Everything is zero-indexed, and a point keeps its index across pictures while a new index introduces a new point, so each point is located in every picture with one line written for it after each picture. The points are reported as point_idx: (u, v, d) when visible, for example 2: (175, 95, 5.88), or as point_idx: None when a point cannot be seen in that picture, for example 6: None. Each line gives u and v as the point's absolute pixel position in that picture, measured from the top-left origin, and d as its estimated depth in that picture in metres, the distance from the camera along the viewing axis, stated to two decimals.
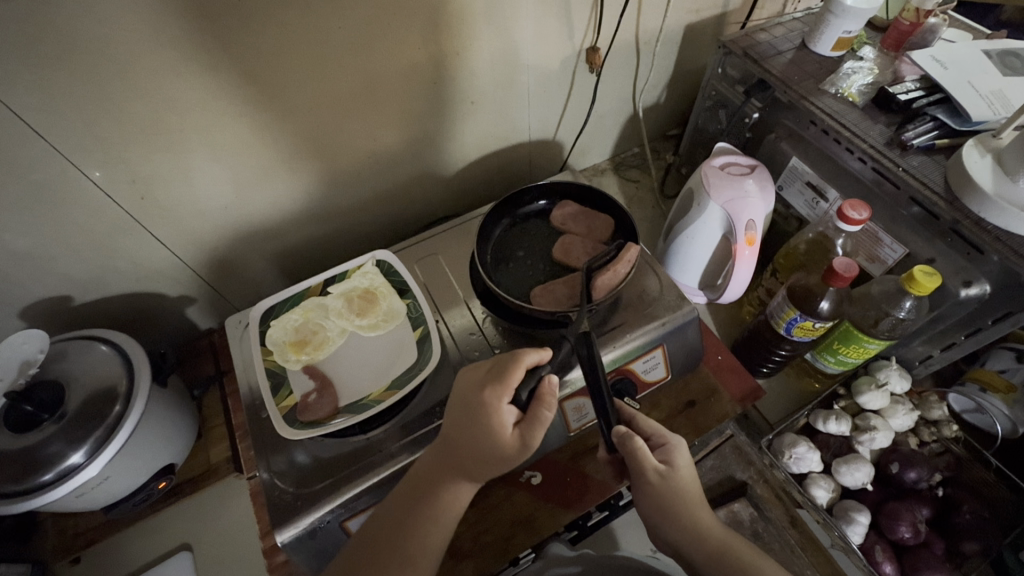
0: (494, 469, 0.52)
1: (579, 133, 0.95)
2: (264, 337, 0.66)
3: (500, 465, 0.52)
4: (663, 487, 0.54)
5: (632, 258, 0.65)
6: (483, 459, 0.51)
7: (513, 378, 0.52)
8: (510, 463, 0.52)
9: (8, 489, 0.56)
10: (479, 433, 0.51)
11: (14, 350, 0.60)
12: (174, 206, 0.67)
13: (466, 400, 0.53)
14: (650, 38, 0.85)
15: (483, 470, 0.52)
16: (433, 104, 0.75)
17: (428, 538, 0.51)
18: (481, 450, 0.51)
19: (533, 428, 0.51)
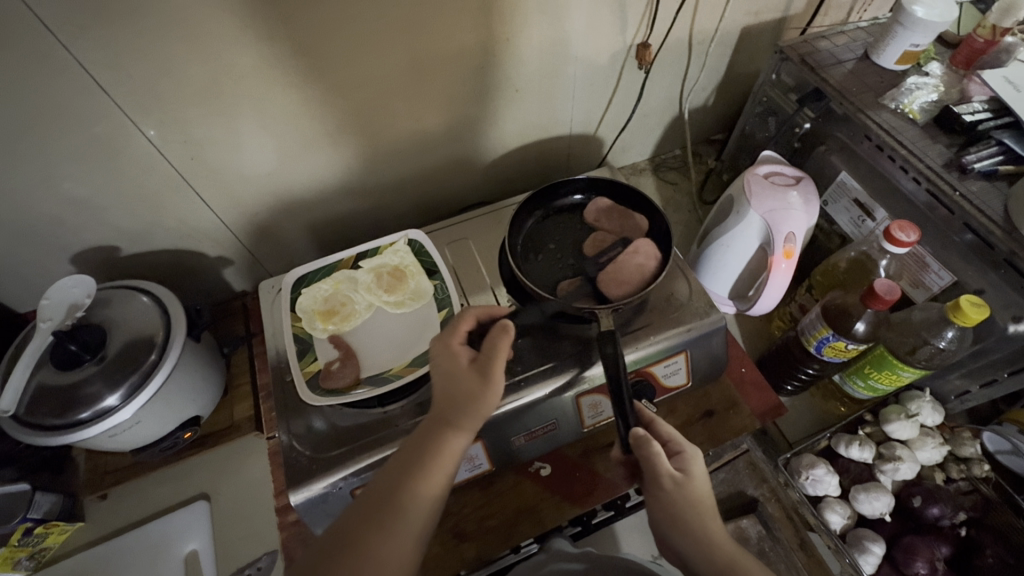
0: (476, 405, 0.52)
1: (621, 130, 0.94)
2: (295, 303, 0.68)
3: (480, 403, 0.52)
4: (676, 494, 0.53)
5: (654, 254, 0.68)
6: (459, 398, 0.52)
7: (462, 326, 0.59)
8: (486, 397, 0.52)
9: (50, 422, 0.60)
10: (451, 375, 0.54)
11: (65, 293, 0.64)
12: (221, 169, 0.69)
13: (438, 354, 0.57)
14: (704, 39, 0.83)
15: (462, 408, 0.52)
16: (477, 90, 0.75)
17: (420, 493, 0.49)
18: (455, 388, 0.53)
19: (489, 357, 0.53)
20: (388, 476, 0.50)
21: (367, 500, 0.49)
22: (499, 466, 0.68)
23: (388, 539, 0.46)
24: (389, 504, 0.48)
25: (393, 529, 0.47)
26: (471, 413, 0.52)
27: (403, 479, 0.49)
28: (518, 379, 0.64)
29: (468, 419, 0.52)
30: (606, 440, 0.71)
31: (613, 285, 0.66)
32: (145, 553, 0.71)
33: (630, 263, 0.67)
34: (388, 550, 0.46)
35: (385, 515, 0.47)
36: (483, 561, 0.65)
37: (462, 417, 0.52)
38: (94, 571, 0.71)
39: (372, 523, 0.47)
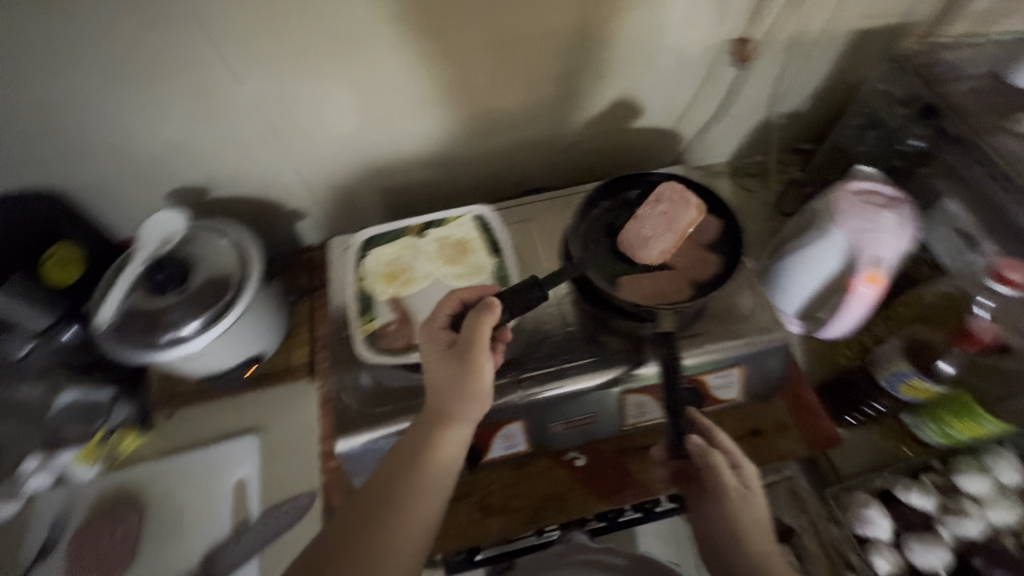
0: (472, 387, 0.56)
1: (703, 129, 0.90)
2: (362, 262, 0.72)
3: (474, 384, 0.56)
4: (740, 506, 0.56)
5: (684, 199, 0.67)
6: (450, 384, 0.56)
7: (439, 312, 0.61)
8: (480, 377, 0.56)
9: (132, 342, 0.65)
10: (439, 358, 0.58)
11: (160, 227, 0.71)
12: (306, 127, 0.73)
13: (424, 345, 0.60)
14: (807, 40, 0.78)
15: (459, 395, 0.55)
16: (562, 74, 0.74)
17: (422, 485, 0.52)
18: (444, 375, 0.56)
19: (473, 336, 0.56)
20: (386, 478, 0.52)
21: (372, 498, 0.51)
22: (534, 449, 0.69)
23: (393, 529, 0.49)
24: (395, 501, 0.50)
25: (400, 516, 0.50)
26: (469, 398, 0.55)
27: (402, 481, 0.52)
28: (564, 368, 0.64)
29: (456, 403, 0.55)
30: (643, 443, 0.70)
31: (645, 247, 0.65)
32: (201, 473, 0.76)
33: (663, 222, 0.66)
34: (391, 543, 0.48)
35: (389, 519, 0.49)
36: (508, 537, 0.66)
37: (457, 400, 0.55)
38: (156, 482, 0.76)
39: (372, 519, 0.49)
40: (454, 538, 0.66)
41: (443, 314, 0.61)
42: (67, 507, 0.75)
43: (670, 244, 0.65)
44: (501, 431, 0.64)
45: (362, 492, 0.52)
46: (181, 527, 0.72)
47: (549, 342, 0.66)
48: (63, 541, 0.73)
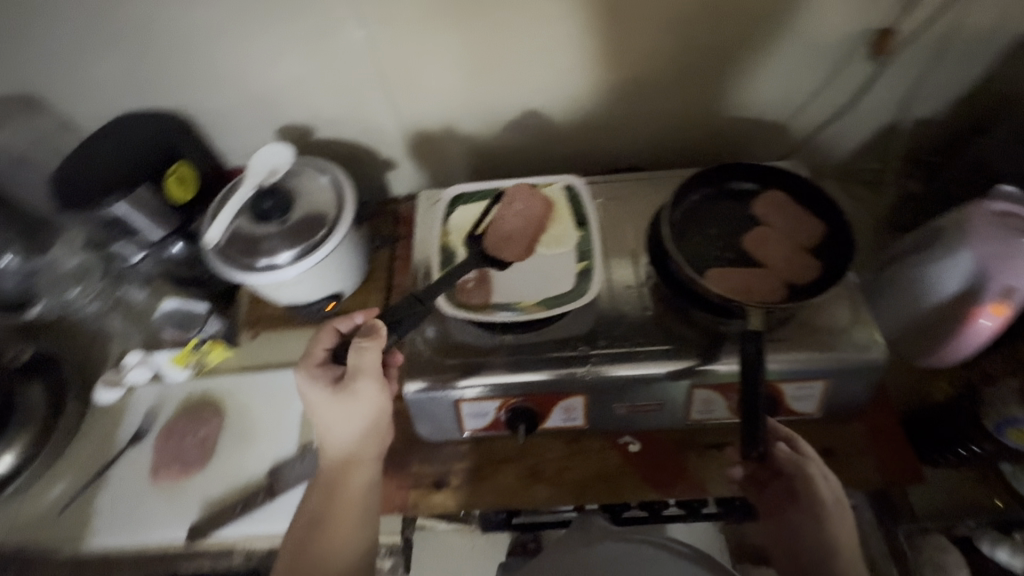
0: (357, 415, 0.62)
1: (822, 127, 0.83)
2: (449, 216, 0.73)
3: (368, 419, 0.63)
4: (836, 514, 0.54)
5: (534, 193, 0.72)
6: (343, 418, 0.62)
7: (318, 349, 0.66)
8: (364, 402, 0.62)
9: (239, 260, 0.70)
10: (328, 398, 0.62)
11: (268, 158, 0.75)
12: (418, 73, 0.75)
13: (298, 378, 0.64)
14: (954, 35, 0.72)
15: (347, 423, 0.62)
16: (677, 46, 0.73)
17: (330, 514, 0.60)
18: (340, 411, 0.62)
19: (357, 366, 0.61)
20: (311, 521, 0.60)
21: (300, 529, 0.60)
22: (593, 425, 0.69)
23: (333, 516, 0.60)
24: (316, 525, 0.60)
25: (320, 528, 0.60)
26: (350, 423, 0.62)
27: (325, 519, 0.60)
28: (636, 351, 0.63)
29: (322, 425, 0.63)
30: (705, 441, 0.68)
31: (509, 248, 0.69)
32: (276, 393, 0.81)
33: (519, 221, 0.71)
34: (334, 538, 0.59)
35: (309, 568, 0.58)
36: (554, 506, 0.66)
37: (346, 432, 0.62)
38: (236, 394, 0.82)
39: (319, 524, 0.60)
40: (500, 497, 0.68)
41: (321, 350, 0.66)
42: (158, 404, 0.82)
43: (523, 245, 0.70)
44: (562, 403, 0.64)
45: (297, 535, 0.60)
46: (255, 439, 0.78)
47: (625, 323, 0.66)
48: (152, 433, 0.80)
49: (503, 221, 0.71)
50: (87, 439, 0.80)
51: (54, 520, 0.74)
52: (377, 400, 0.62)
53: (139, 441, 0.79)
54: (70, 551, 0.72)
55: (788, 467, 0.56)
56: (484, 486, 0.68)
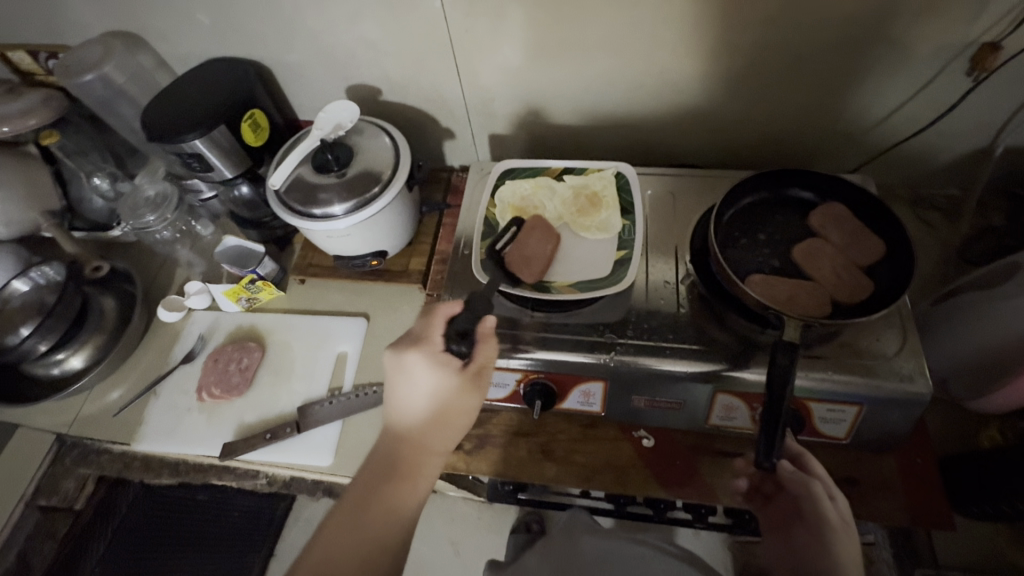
0: (462, 410, 0.57)
1: (899, 143, 0.78)
2: (497, 189, 0.74)
3: (464, 417, 0.58)
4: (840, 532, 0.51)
5: (549, 226, 0.69)
6: (449, 408, 0.57)
7: (435, 332, 0.59)
8: (472, 403, 0.58)
9: (296, 206, 0.73)
10: (445, 385, 0.56)
11: (336, 113, 0.77)
12: (485, 47, 0.76)
13: (408, 358, 0.57)
14: None
15: (450, 416, 0.57)
16: (753, 43, 0.70)
17: (396, 500, 0.53)
18: (451, 403, 0.57)
19: (483, 361, 0.59)
20: (368, 500, 0.52)
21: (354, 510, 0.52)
22: (610, 414, 0.69)
23: (392, 504, 0.53)
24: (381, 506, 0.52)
25: (381, 511, 0.52)
26: (451, 416, 0.57)
27: (388, 501, 0.53)
28: (663, 346, 0.62)
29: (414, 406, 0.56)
30: (721, 447, 0.68)
31: (527, 270, 0.66)
32: (315, 336, 0.87)
33: (538, 245, 0.67)
34: (392, 524, 0.51)
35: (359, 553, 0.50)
36: (559, 485, 0.67)
37: (439, 425, 0.57)
38: (279, 331, 0.88)
39: (377, 503, 0.52)
40: (508, 468, 0.69)
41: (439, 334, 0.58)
42: (211, 329, 0.89)
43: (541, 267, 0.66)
44: (582, 386, 0.65)
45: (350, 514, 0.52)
46: (290, 375, 0.83)
47: (656, 317, 0.65)
48: (202, 355, 0.86)
49: (516, 247, 0.67)
50: (148, 351, 0.88)
51: (111, 418, 0.83)
52: (478, 404, 0.58)
53: (189, 362, 0.86)
54: (122, 449, 0.80)
55: (794, 484, 0.54)
56: (494, 454, 0.70)
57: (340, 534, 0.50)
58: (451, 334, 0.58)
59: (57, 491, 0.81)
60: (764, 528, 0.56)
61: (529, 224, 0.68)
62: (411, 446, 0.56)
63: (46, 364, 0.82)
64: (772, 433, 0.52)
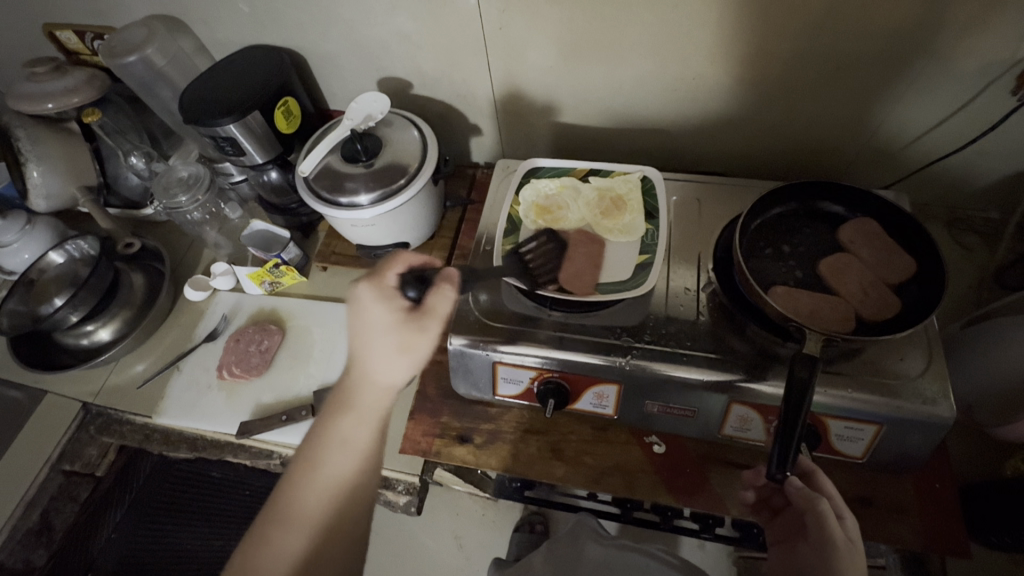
0: (405, 347, 0.59)
1: (935, 160, 0.76)
2: (522, 187, 0.74)
3: (409, 354, 0.59)
4: (845, 548, 0.49)
5: (599, 237, 0.69)
6: (398, 339, 0.59)
7: (390, 274, 0.63)
8: (418, 339, 0.59)
9: (323, 193, 0.74)
10: (393, 323, 0.60)
11: (366, 104, 0.78)
12: (516, 45, 0.76)
13: (365, 291, 0.62)
14: None
15: (405, 359, 0.59)
16: (789, 52, 0.69)
17: (344, 435, 0.55)
18: (398, 335, 0.59)
19: (433, 306, 0.60)
20: (360, 441, 0.56)
21: (347, 460, 0.55)
22: (621, 418, 0.69)
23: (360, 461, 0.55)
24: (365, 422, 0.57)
25: (347, 445, 0.55)
26: (401, 353, 0.59)
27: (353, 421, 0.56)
28: (681, 353, 0.62)
29: (374, 354, 0.59)
30: (733, 458, 0.67)
31: (577, 282, 0.66)
32: (333, 323, 0.88)
33: (585, 258, 0.68)
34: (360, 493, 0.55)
35: (331, 544, 0.52)
36: (568, 486, 0.67)
37: (399, 354, 0.59)
38: (300, 316, 0.89)
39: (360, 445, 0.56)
40: (517, 464, 0.69)
41: (393, 275, 0.63)
42: (234, 309, 0.91)
43: (593, 280, 0.66)
44: (596, 387, 0.65)
45: (340, 473, 0.54)
46: (308, 360, 0.84)
47: (674, 324, 0.65)
48: (224, 334, 0.88)
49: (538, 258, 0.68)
50: (173, 327, 0.91)
51: (135, 390, 0.85)
52: (422, 349, 0.60)
53: (211, 341, 0.88)
54: (144, 420, 0.82)
55: (800, 502, 0.52)
56: (504, 450, 0.70)
57: (324, 499, 0.53)
58: (407, 278, 0.62)
59: (81, 457, 0.85)
60: (772, 542, 0.57)
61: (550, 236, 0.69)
62: (371, 390, 0.58)
63: (77, 334, 0.85)
64: (788, 433, 0.51)
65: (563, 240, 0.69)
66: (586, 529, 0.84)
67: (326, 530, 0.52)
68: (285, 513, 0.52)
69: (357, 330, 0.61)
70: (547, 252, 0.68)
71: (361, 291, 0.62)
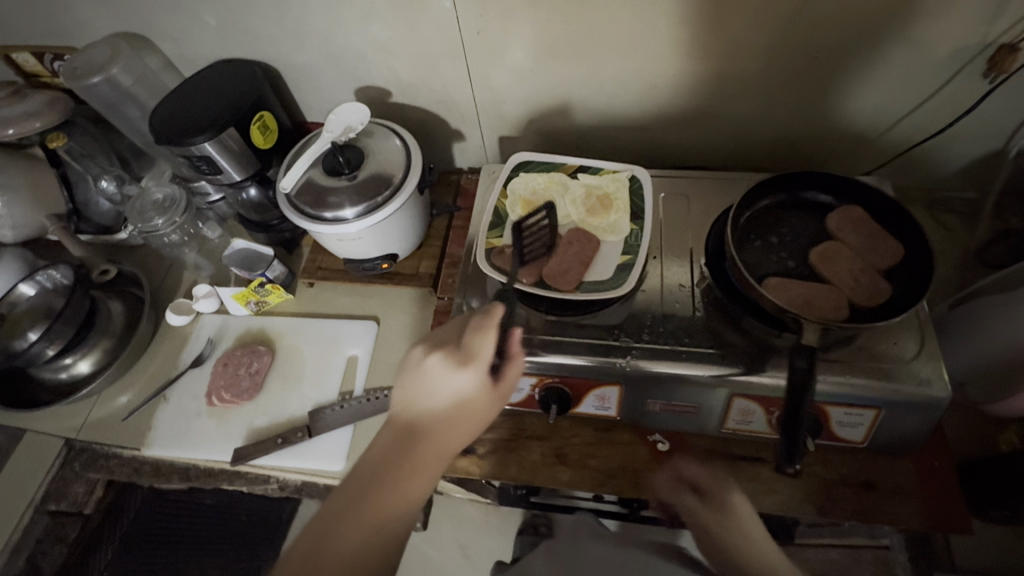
0: (476, 413, 0.55)
1: (914, 146, 0.78)
2: (510, 181, 0.72)
3: (482, 419, 0.56)
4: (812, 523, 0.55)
5: (589, 236, 0.67)
6: (467, 407, 0.54)
7: (482, 342, 0.55)
8: (490, 410, 0.56)
9: (306, 208, 0.73)
10: (470, 395, 0.54)
11: (345, 115, 0.76)
12: (496, 50, 0.76)
13: (456, 370, 0.54)
14: None
15: (468, 417, 0.54)
16: (769, 45, 0.70)
17: (359, 471, 0.52)
18: (471, 407, 0.55)
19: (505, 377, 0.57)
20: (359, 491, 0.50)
21: (318, 534, 0.48)
22: (625, 419, 0.68)
23: (372, 510, 0.49)
24: (400, 462, 0.52)
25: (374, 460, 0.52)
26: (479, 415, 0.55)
27: (374, 494, 0.50)
28: (679, 350, 0.62)
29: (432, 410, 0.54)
30: (738, 451, 0.67)
31: (562, 279, 0.64)
32: (323, 340, 0.86)
33: (573, 256, 0.66)
34: (365, 537, 0.48)
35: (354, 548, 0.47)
36: (574, 489, 0.67)
37: (450, 430, 0.54)
38: (288, 335, 0.87)
39: (370, 490, 0.50)
40: (520, 470, 0.69)
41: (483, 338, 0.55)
42: (219, 332, 0.88)
43: (578, 278, 0.64)
44: (597, 390, 0.64)
45: (327, 526, 0.48)
46: (301, 380, 0.82)
47: (671, 321, 0.65)
48: (211, 359, 0.86)
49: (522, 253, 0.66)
50: (156, 355, 0.88)
51: (119, 422, 0.82)
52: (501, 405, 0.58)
53: (197, 367, 0.85)
54: (131, 454, 0.79)
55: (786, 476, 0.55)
56: (507, 457, 0.70)
57: (317, 536, 0.48)
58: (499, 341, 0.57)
59: (66, 496, 0.83)
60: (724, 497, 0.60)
61: (538, 235, 0.68)
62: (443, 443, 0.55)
63: (54, 368, 0.82)
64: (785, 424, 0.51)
65: (554, 240, 0.67)
66: (591, 529, 0.83)
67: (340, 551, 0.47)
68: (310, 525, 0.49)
69: (416, 398, 0.54)
70: (534, 248, 0.67)
71: (425, 357, 0.56)
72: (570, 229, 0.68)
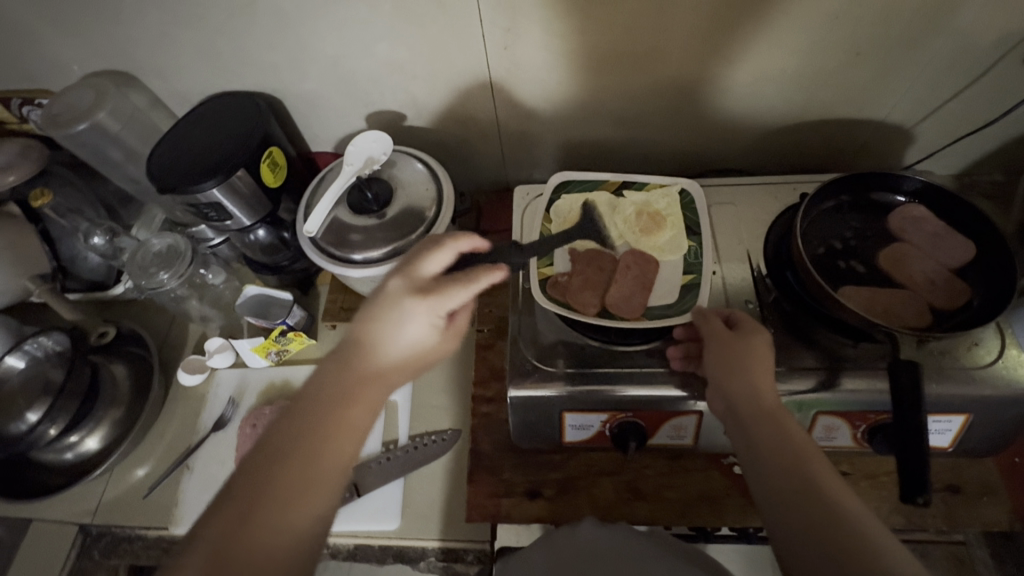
0: (429, 354, 0.54)
1: (950, 135, 0.77)
2: (553, 204, 0.68)
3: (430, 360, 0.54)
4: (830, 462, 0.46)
5: (646, 257, 0.63)
6: (424, 352, 0.53)
7: (451, 287, 0.52)
8: (437, 355, 0.55)
9: (332, 251, 0.67)
10: (429, 335, 0.53)
11: (365, 146, 0.71)
12: (520, 64, 0.71)
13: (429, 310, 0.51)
14: None
15: (420, 358, 0.52)
16: (809, 43, 0.67)
17: (309, 395, 0.47)
18: (426, 349, 0.53)
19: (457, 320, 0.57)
20: (306, 419, 0.45)
21: (262, 459, 0.43)
22: (698, 446, 0.65)
23: (319, 447, 0.44)
24: (347, 393, 0.48)
25: (327, 387, 0.47)
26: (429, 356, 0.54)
27: (317, 434, 0.45)
28: None
29: (393, 343, 0.50)
30: None
31: (626, 307, 0.61)
32: None
33: (634, 281, 0.62)
34: (313, 477, 0.43)
35: (296, 480, 0.42)
36: (654, 526, 0.63)
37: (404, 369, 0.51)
38: None
39: (321, 423, 0.45)
40: (596, 510, 0.65)
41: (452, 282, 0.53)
42: (239, 389, 0.81)
43: (642, 304, 0.61)
44: (673, 421, 0.61)
45: (274, 453, 0.43)
46: None
47: None
48: (235, 420, 0.79)
49: (580, 281, 0.62)
50: (171, 420, 0.80)
51: (140, 500, 0.74)
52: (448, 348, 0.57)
53: (220, 430, 0.78)
54: (158, 534, 0.72)
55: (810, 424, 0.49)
56: (577, 497, 0.66)
57: (259, 462, 0.43)
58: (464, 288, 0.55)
59: None
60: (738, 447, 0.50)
61: (593, 260, 0.64)
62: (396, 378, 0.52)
63: (58, 449, 0.74)
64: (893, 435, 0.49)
65: (610, 264, 0.64)
66: None
67: (281, 484, 0.42)
68: (255, 453, 0.43)
69: (376, 330, 0.50)
70: (590, 275, 0.63)
71: (389, 284, 0.52)
72: (626, 252, 0.64)
